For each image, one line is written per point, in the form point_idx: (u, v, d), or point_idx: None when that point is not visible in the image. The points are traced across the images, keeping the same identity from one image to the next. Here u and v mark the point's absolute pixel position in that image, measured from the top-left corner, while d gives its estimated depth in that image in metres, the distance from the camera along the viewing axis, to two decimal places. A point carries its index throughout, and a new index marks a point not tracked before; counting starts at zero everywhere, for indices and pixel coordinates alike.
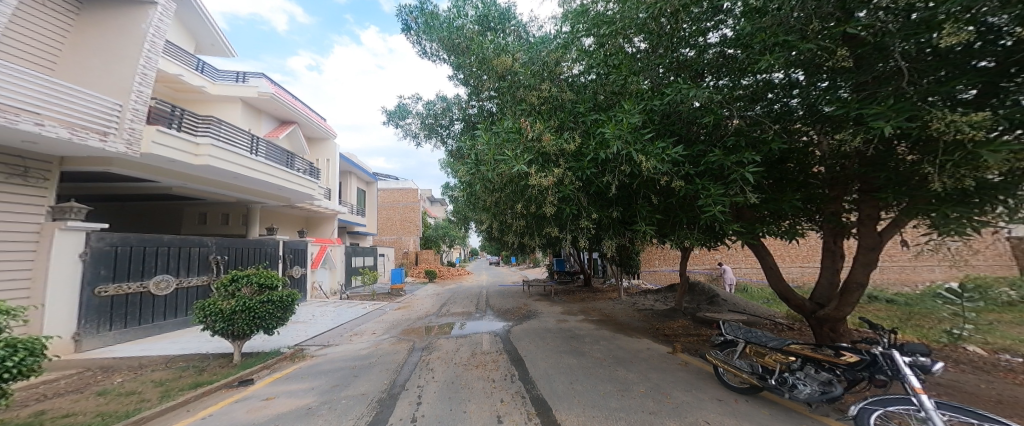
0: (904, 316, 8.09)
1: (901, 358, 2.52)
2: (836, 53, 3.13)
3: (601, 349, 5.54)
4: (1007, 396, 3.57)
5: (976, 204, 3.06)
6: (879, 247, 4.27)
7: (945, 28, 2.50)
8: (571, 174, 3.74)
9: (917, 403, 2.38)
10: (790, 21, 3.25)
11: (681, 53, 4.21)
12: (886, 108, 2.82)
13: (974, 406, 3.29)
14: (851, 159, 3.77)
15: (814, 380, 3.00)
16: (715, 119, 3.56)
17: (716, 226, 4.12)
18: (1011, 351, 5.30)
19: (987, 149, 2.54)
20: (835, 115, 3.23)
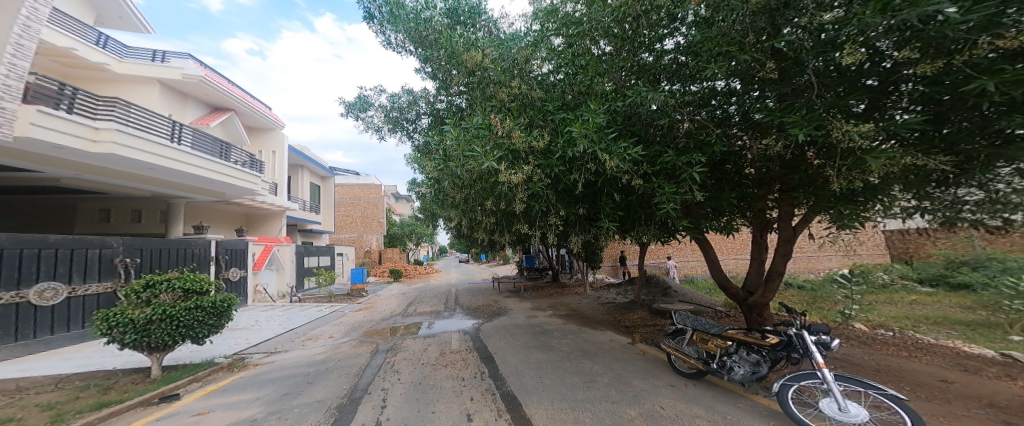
0: (809, 300, 9.38)
1: (810, 337, 2.88)
2: (765, 66, 3.47)
3: (568, 343, 5.71)
4: (885, 365, 4.26)
5: (862, 202, 3.61)
6: (794, 239, 4.86)
7: (846, 48, 2.87)
8: (537, 172, 3.79)
9: (821, 377, 2.74)
10: (732, 33, 3.51)
11: (642, 58, 4.37)
12: (801, 118, 3.21)
13: (861, 376, 3.89)
14: (773, 162, 4.23)
15: (746, 361, 3.34)
16: (668, 121, 3.78)
17: (670, 222, 4.41)
18: (884, 326, 6.36)
19: (872, 156, 2.97)
20: (764, 122, 3.62)
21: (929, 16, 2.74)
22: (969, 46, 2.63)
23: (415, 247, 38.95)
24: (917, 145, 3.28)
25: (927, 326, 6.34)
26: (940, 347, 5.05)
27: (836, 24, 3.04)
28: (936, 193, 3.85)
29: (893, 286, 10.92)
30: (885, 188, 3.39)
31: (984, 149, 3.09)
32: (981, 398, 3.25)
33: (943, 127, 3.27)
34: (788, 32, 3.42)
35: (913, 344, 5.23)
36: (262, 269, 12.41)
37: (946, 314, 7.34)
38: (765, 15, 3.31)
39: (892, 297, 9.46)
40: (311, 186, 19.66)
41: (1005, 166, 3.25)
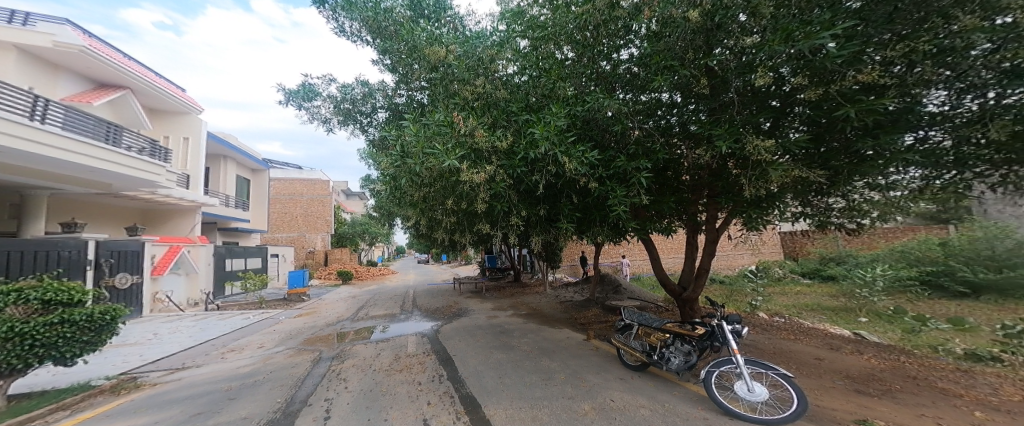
0: (725, 293, 10.62)
1: (727, 327, 3.24)
2: (699, 81, 3.81)
3: (529, 342, 5.74)
4: (774, 347, 5.04)
5: (764, 207, 4.21)
6: (717, 240, 5.44)
7: (759, 71, 3.27)
8: (498, 172, 3.76)
9: (734, 362, 3.10)
10: (676, 48, 3.83)
11: (601, 66, 4.54)
12: (724, 132, 3.59)
13: (759, 357, 4.57)
14: (703, 171, 4.64)
15: (680, 351, 3.65)
16: (621, 127, 3.98)
17: (620, 224, 4.65)
18: (777, 314, 7.46)
19: (771, 167, 3.44)
20: (699, 133, 3.96)
21: (817, 50, 3.21)
22: (844, 77, 3.15)
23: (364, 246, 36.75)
24: (805, 159, 3.89)
25: (801, 312, 7.64)
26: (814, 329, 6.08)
27: (752, 49, 3.43)
28: (815, 200, 4.59)
29: (785, 280, 12.73)
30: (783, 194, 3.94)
31: (849, 165, 3.72)
32: (841, 372, 3.99)
33: (821, 145, 3.87)
34: (719, 53, 3.75)
35: (796, 328, 6.18)
36: (164, 275, 10.74)
37: (823, 303, 8.80)
38: (701, 35, 3.68)
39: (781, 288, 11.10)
40: (238, 179, 17.62)
41: (859, 178, 3.97)
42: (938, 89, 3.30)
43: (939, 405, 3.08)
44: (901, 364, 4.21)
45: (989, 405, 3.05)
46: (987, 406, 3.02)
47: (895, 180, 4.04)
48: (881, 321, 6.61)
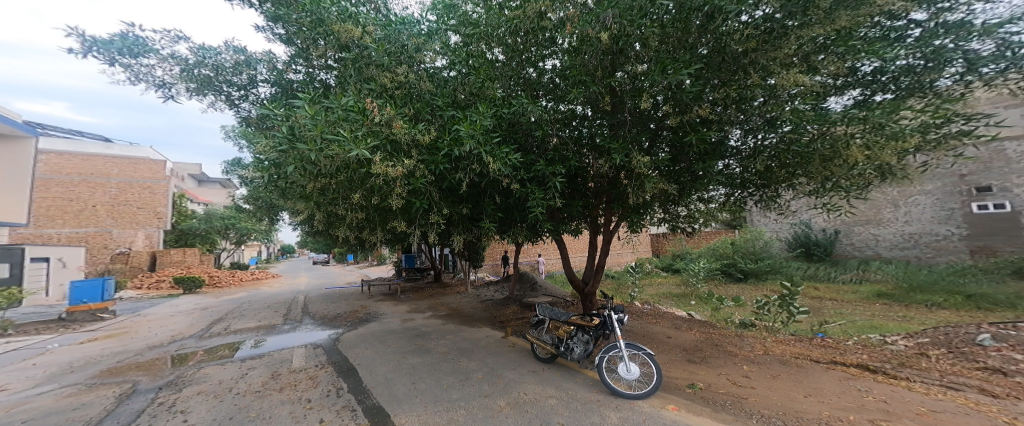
0: (613, 287, 12.09)
1: (614, 316, 3.68)
2: (603, 99, 4.29)
3: (446, 344, 5.59)
4: (642, 330, 6.02)
5: (639, 212, 4.97)
6: (610, 239, 6.10)
7: (643, 96, 3.79)
8: (418, 167, 3.58)
9: (616, 346, 3.53)
10: (592, 64, 4.12)
11: (527, 72, 4.83)
12: (620, 147, 4.12)
13: (635, 341, 5.39)
14: (602, 181, 5.08)
15: (580, 341, 4.02)
16: (542, 134, 4.22)
17: (538, 225, 4.88)
18: (650, 303, 8.83)
19: (648, 179, 4.04)
20: (602, 145, 4.36)
21: (679, 84, 3.83)
22: (689, 111, 3.90)
23: (227, 251, 29.88)
24: (670, 176, 4.75)
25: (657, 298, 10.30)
26: (665, 313, 7.59)
27: (640, 76, 3.96)
28: (671, 210, 5.61)
29: (653, 275, 15.17)
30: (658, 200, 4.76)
31: (682, 182, 4.79)
32: (687, 350, 5.00)
33: (676, 165, 4.71)
34: (620, 75, 4.16)
35: (660, 314, 7.47)
36: None
37: (677, 294, 10.96)
38: (608, 57, 4.05)
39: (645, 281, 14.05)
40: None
41: (693, 194, 5.05)
42: (736, 129, 4.15)
43: (729, 365, 4.35)
44: (711, 335, 5.76)
45: (758, 364, 4.36)
46: (750, 361, 4.45)
47: (713, 198, 5.24)
48: (703, 305, 9.15)
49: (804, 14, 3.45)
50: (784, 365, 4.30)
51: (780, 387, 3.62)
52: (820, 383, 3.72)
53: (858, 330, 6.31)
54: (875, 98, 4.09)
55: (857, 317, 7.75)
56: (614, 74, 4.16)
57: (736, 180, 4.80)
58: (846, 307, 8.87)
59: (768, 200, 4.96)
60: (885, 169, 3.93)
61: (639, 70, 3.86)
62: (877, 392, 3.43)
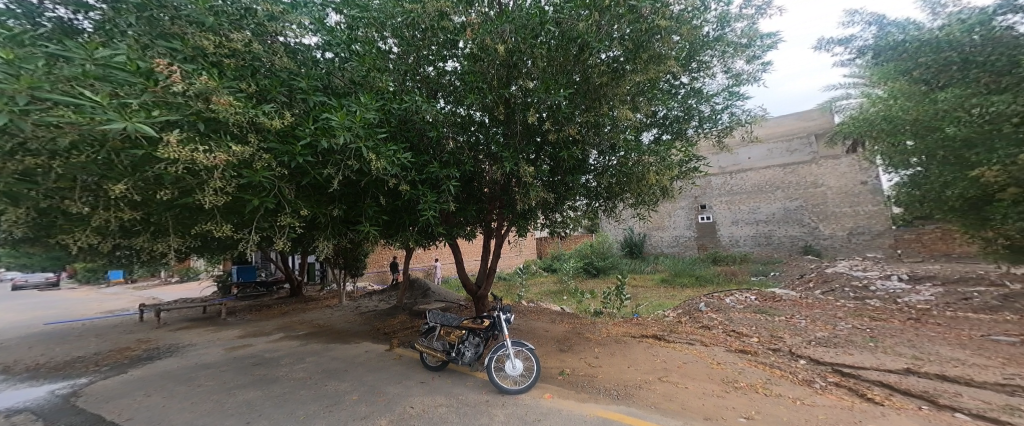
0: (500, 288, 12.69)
1: (502, 317, 3.82)
2: (496, 109, 4.40)
3: (305, 368, 4.92)
4: (526, 326, 6.44)
5: (528, 219, 5.33)
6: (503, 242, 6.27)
7: (531, 111, 4.11)
8: (258, 157, 2.94)
9: (504, 345, 3.67)
10: (489, 73, 4.27)
11: (425, 70, 4.69)
12: (510, 157, 4.33)
13: (522, 338, 5.72)
14: (495, 186, 5.20)
15: (471, 344, 4.06)
16: (438, 135, 4.06)
17: (431, 229, 4.72)
18: (535, 301, 9.56)
19: (532, 188, 4.34)
20: (496, 152, 4.50)
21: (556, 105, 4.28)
22: (564, 130, 4.35)
23: None
24: (551, 187, 5.14)
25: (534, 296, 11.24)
26: (542, 309, 8.31)
27: (526, 91, 4.23)
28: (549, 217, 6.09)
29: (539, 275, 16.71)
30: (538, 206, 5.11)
31: (558, 191, 5.22)
32: (563, 339, 5.55)
33: (554, 177, 5.15)
34: (515, 90, 4.35)
35: (543, 310, 8.14)
36: None
37: (551, 291, 12.17)
38: (502, 69, 4.27)
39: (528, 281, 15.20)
40: None
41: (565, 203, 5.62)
42: (593, 151, 4.93)
43: (583, 348, 5.03)
44: (576, 325, 6.56)
45: (601, 344, 5.21)
46: (598, 344, 5.23)
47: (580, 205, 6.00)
48: (571, 298, 10.58)
49: (633, 62, 4.29)
50: (616, 342, 5.24)
51: (613, 362, 4.45)
52: (638, 355, 4.67)
53: (649, 307, 9.59)
54: (659, 134, 5.79)
55: (652, 297, 11.63)
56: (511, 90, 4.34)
57: (595, 192, 5.52)
58: (644, 291, 12.70)
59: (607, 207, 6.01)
60: (665, 190, 5.46)
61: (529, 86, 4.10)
62: (668, 357, 4.54)
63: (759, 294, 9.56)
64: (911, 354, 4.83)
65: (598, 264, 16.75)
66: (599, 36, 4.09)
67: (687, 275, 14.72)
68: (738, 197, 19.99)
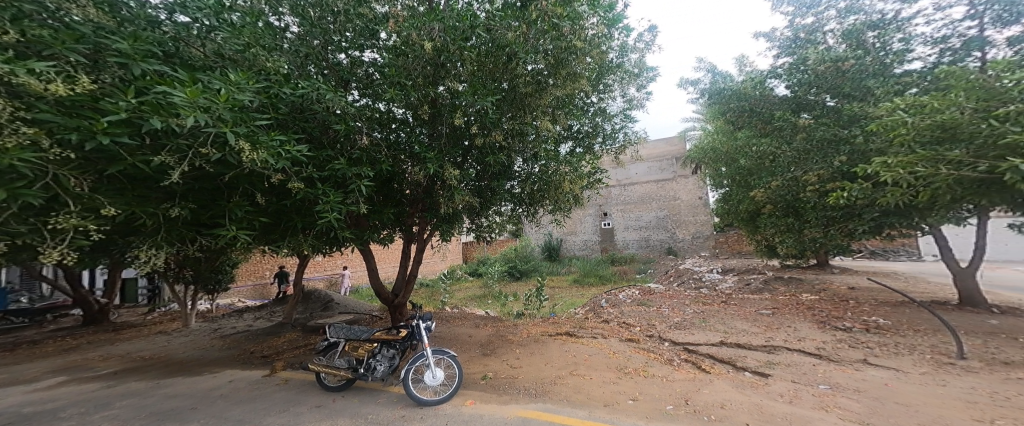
0: (421, 294, 12.17)
1: (422, 325, 3.58)
2: (420, 108, 4.16)
3: (128, 406, 3.82)
4: (448, 333, 6.20)
5: (452, 223, 5.14)
6: (425, 248, 5.98)
7: (457, 113, 4.01)
8: (6, 129, 1.69)
9: (424, 355, 3.43)
10: (414, 70, 4.05)
11: (337, 59, 4.26)
12: (436, 158, 4.14)
13: (441, 345, 5.47)
14: (418, 189, 4.92)
15: (384, 357, 3.71)
16: (345, 129, 3.61)
17: (333, 233, 4.11)
18: (456, 306, 9.35)
19: (458, 192, 4.20)
20: (417, 153, 4.22)
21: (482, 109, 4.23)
22: (489, 134, 4.31)
23: None
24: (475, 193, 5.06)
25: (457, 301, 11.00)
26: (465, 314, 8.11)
27: (453, 93, 4.12)
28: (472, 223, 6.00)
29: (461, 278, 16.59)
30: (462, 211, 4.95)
31: (484, 197, 5.18)
32: (484, 343, 5.46)
33: (478, 182, 5.08)
34: (441, 92, 4.21)
35: (461, 315, 7.93)
36: None
37: (474, 295, 12.08)
38: (428, 66, 4.08)
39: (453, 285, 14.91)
40: None
41: (487, 208, 5.55)
42: (519, 160, 5.02)
43: (504, 351, 4.98)
44: (498, 328, 6.51)
45: (518, 344, 5.29)
46: (517, 345, 5.24)
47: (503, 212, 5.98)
48: (494, 302, 10.65)
49: (557, 77, 4.46)
50: (534, 342, 5.31)
51: (531, 361, 4.49)
52: (551, 353, 4.73)
53: (563, 305, 10.18)
54: (573, 147, 6.04)
55: (564, 296, 12.32)
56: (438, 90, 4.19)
57: (517, 198, 5.56)
58: (559, 292, 13.39)
59: (526, 214, 6.06)
60: (577, 198, 5.70)
61: (457, 87, 3.99)
62: (576, 352, 4.70)
63: (641, 289, 10.79)
64: (721, 329, 5.95)
65: (521, 267, 17.28)
66: (527, 48, 4.21)
67: (591, 275, 15.74)
68: (628, 205, 22.43)
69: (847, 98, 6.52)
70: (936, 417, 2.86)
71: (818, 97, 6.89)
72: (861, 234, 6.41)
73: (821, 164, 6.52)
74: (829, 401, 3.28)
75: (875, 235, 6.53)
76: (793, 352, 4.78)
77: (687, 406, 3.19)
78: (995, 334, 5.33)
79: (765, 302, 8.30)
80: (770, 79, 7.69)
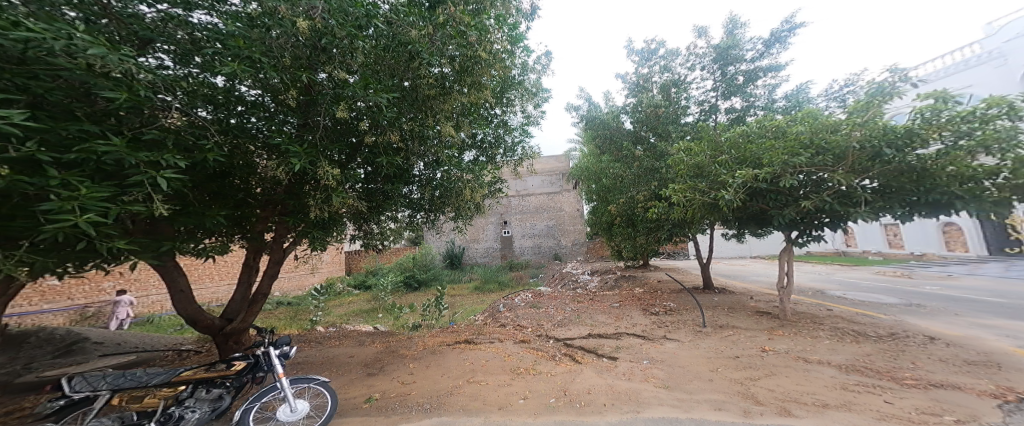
0: (290, 314, 10.19)
1: (275, 350, 2.90)
2: (288, 93, 3.42)
3: None
4: (322, 356, 5.21)
5: (328, 226, 4.40)
6: (283, 261, 5.06)
7: (342, 105, 3.39)
8: None
9: (278, 387, 2.75)
10: (273, 50, 3.29)
11: (136, 11, 3.24)
12: (308, 151, 3.40)
13: (291, 374, 4.51)
14: (279, 187, 4.03)
15: (203, 402, 2.84)
16: (126, 100, 2.45)
17: (112, 251, 2.62)
18: (335, 324, 8.23)
19: (336, 193, 3.51)
20: (279, 144, 3.35)
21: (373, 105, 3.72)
22: (384, 134, 3.85)
23: None
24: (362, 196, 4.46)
25: (347, 317, 9.63)
26: (350, 332, 6.96)
27: (340, 84, 3.50)
28: (365, 227, 5.42)
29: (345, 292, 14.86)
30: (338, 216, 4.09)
31: (377, 200, 4.62)
32: (363, 362, 4.79)
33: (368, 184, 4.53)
34: (324, 80, 3.59)
35: (330, 335, 6.86)
36: None
37: (368, 309, 10.76)
38: (307, 47, 3.39)
39: (337, 301, 13.12)
40: None
41: (382, 214, 5.07)
42: (422, 162, 4.70)
43: (399, 366, 4.45)
44: (391, 343, 5.82)
45: (414, 358, 4.80)
46: (415, 358, 4.76)
47: (415, 219, 5.74)
48: (390, 315, 9.83)
49: (466, 83, 4.28)
50: (432, 353, 4.93)
51: (432, 373, 4.11)
52: (450, 362, 4.46)
53: (465, 313, 10.16)
54: (476, 156, 6.23)
55: (467, 304, 12.19)
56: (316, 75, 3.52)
57: (416, 204, 5.36)
58: (461, 300, 13.26)
59: (430, 222, 5.82)
60: (479, 206, 5.95)
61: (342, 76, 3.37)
62: (474, 358, 4.54)
63: (534, 292, 11.36)
64: (591, 323, 6.62)
65: (420, 277, 16.19)
66: (431, 49, 3.84)
67: (491, 282, 16.44)
68: (525, 214, 23.64)
69: (659, 137, 8.31)
70: (697, 374, 3.94)
71: (646, 133, 8.61)
72: (663, 241, 8.63)
73: (639, 186, 8.44)
74: (659, 373, 3.97)
75: (672, 239, 8.69)
76: (641, 337, 5.58)
77: (565, 396, 3.38)
78: (743, 307, 7.41)
79: (627, 295, 9.77)
80: (622, 114, 9.22)
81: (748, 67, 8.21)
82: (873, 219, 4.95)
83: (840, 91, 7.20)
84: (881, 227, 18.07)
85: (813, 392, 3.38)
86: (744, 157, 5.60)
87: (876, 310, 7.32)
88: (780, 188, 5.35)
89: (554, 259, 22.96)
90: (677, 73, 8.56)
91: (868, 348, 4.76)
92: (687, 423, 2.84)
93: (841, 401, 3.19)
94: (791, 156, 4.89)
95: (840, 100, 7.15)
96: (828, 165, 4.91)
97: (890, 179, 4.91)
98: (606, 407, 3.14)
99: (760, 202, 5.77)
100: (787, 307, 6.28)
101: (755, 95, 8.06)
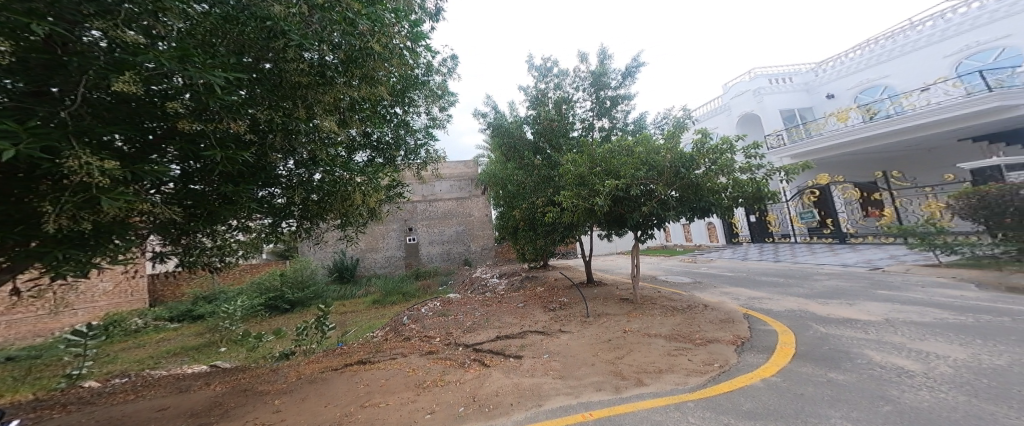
0: (25, 371, 7.48)
1: None
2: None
3: None
4: (101, 419, 3.90)
5: (93, 245, 2.84)
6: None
7: (125, 75, 2.55)
8: None
9: None
10: None
11: None
12: (54, 130, 2.42)
13: None
14: None
15: None
16: None
17: None
18: (117, 376, 6.55)
19: (109, 195, 2.46)
20: None
21: (203, 84, 3.03)
22: (218, 121, 3.13)
23: None
24: (174, 200, 3.46)
25: (166, 360, 8.27)
26: (163, 378, 5.82)
27: (131, 49, 2.72)
28: (185, 240, 4.38)
29: (144, 329, 12.46)
30: (124, 227, 2.86)
31: (208, 204, 3.59)
32: (190, 411, 3.88)
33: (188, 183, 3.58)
34: (94, 41, 2.71)
35: (98, 394, 5.16)
36: None
37: (195, 345, 9.63)
38: None
39: (142, 339, 11.17)
40: None
41: (221, 223, 4.14)
42: (289, 159, 4.18)
43: (254, 407, 3.76)
44: (237, 382, 4.89)
45: (281, 392, 4.17)
46: (281, 393, 4.12)
47: (283, 227, 5.24)
48: (237, 349, 8.42)
49: (347, 73, 3.95)
50: (312, 383, 4.37)
51: (304, 408, 3.57)
52: (336, 389, 4.01)
53: (359, 331, 9.48)
54: (371, 156, 5.83)
55: (361, 320, 11.25)
56: (72, 32, 2.62)
57: (277, 209, 4.64)
58: (354, 317, 12.29)
59: (309, 232, 5.56)
60: (373, 212, 5.72)
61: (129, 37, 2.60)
62: (372, 379, 4.16)
63: (442, 300, 11.08)
64: (496, 326, 6.67)
65: (292, 298, 15.21)
66: (304, 32, 3.43)
67: (395, 294, 15.67)
68: (433, 220, 22.92)
69: (554, 148, 9.08)
70: (583, 360, 4.32)
71: (543, 145, 9.25)
72: (560, 241, 9.27)
73: (536, 192, 8.87)
74: (554, 366, 4.23)
75: (566, 241, 9.38)
76: (540, 334, 5.87)
77: (475, 403, 3.36)
78: (609, 297, 8.33)
79: (531, 294, 10.25)
80: (525, 124, 9.50)
81: (613, 94, 9.39)
82: (680, 221, 6.22)
83: (662, 120, 9.06)
84: (680, 226, 22.12)
85: (653, 361, 4.07)
86: (609, 168, 6.35)
87: (679, 288, 9.10)
88: (631, 196, 6.28)
89: (464, 264, 22.74)
90: (566, 92, 9.34)
91: (679, 318, 5.89)
92: (579, 408, 3.08)
93: (668, 365, 3.92)
94: (636, 171, 6.04)
95: (661, 127, 8.93)
96: (652, 177, 6.08)
97: (685, 191, 6.19)
98: (513, 407, 3.22)
99: (624, 209, 6.53)
100: (639, 292, 7.31)
101: (621, 116, 9.44)
